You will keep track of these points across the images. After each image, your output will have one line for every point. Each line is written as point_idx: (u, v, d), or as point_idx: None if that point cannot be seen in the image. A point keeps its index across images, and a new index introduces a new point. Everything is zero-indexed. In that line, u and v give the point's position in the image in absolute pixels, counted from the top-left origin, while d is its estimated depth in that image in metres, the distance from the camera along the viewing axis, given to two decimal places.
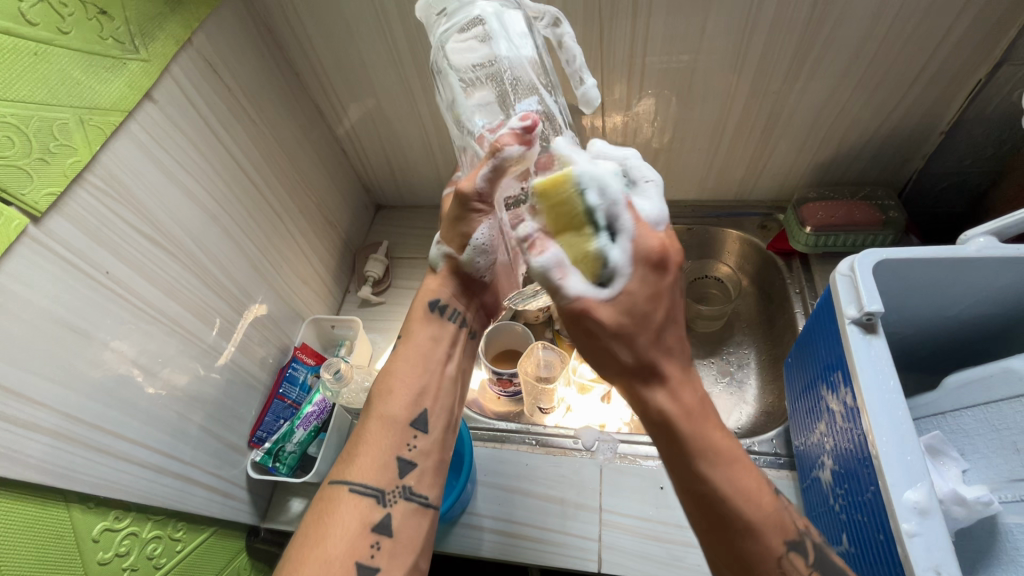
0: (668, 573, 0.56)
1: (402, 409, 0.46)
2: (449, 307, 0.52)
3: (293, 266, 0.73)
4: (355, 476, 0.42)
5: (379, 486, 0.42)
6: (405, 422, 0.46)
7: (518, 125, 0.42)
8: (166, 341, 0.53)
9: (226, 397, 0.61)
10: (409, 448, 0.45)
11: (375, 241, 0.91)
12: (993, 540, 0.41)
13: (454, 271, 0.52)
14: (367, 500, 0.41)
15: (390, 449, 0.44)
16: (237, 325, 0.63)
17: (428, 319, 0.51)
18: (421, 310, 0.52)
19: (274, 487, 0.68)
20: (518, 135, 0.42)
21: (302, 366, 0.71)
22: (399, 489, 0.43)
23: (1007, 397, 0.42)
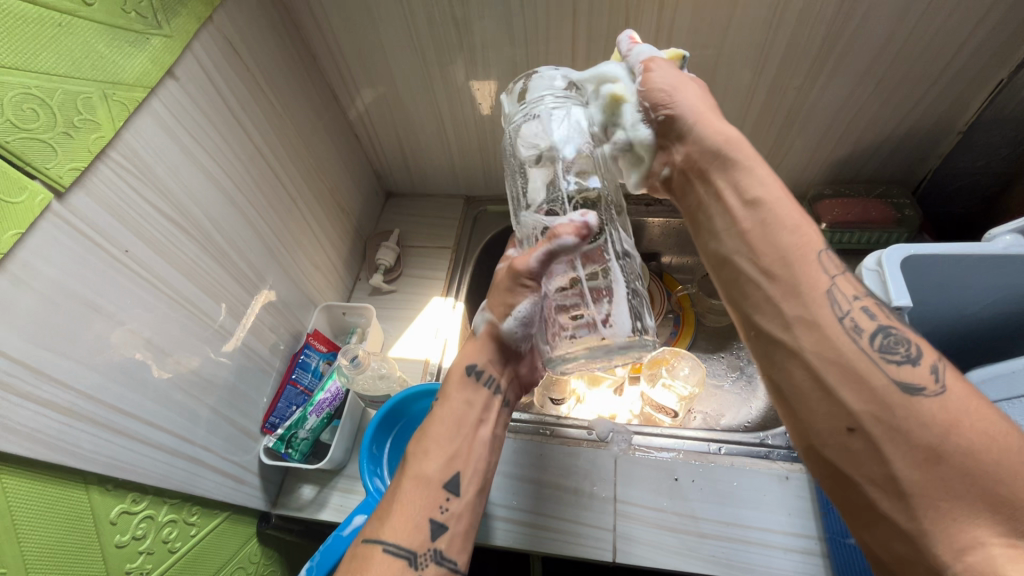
0: (682, 563, 0.56)
1: (434, 475, 0.46)
2: (483, 373, 0.52)
3: (306, 252, 0.72)
4: (388, 535, 0.43)
5: (411, 548, 0.42)
6: (438, 483, 0.46)
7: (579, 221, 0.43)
8: (183, 323, 0.52)
9: (238, 381, 0.61)
10: (442, 510, 0.45)
11: (386, 228, 0.90)
12: None
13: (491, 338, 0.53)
14: (400, 562, 0.42)
15: (424, 508, 0.45)
16: (249, 308, 0.62)
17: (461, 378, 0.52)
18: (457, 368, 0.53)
19: (285, 474, 0.68)
20: (579, 227, 0.43)
21: (314, 353, 0.70)
22: (432, 551, 0.43)
23: None
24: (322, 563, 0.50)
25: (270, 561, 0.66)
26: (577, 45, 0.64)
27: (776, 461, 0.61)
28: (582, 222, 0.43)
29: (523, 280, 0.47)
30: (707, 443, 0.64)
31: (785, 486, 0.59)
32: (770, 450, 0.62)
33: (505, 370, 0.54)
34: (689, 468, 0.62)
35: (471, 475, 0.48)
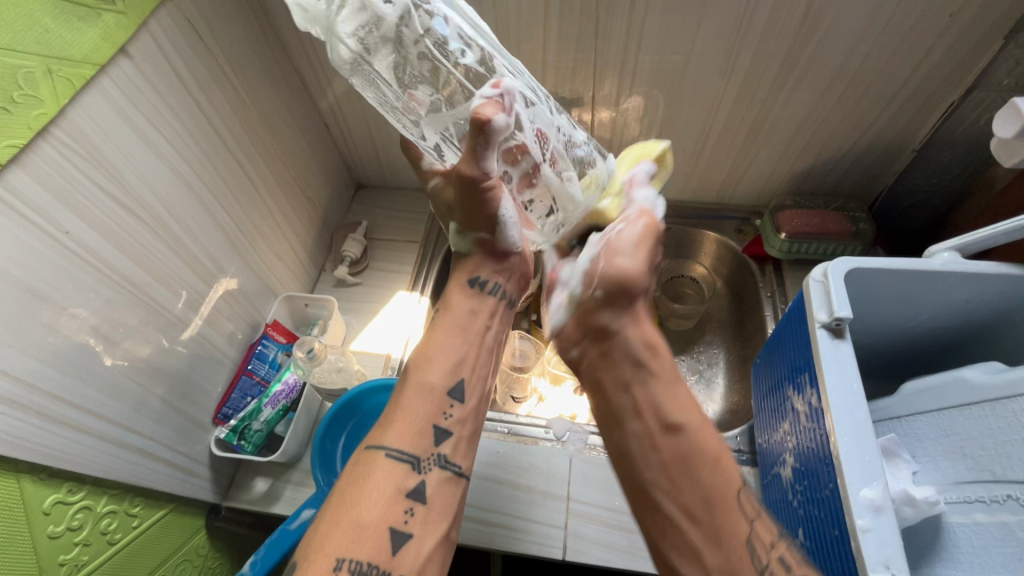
0: (630, 562, 0.57)
1: (438, 389, 0.48)
2: (487, 283, 0.55)
3: (268, 241, 0.71)
4: (391, 441, 0.45)
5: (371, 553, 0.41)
6: (443, 392, 0.48)
7: (490, 94, 0.41)
8: (131, 309, 0.51)
9: (189, 369, 0.59)
10: (446, 417, 0.48)
11: (354, 219, 0.89)
12: (935, 538, 0.43)
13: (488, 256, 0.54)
14: (403, 466, 0.44)
15: (427, 416, 0.47)
16: (206, 296, 0.61)
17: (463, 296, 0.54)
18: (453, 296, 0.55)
19: (238, 466, 0.66)
20: (497, 103, 0.41)
21: (272, 344, 0.69)
22: (434, 456, 0.46)
23: (958, 404, 0.44)
24: (266, 557, 0.49)
25: (219, 555, 0.65)
26: (548, 45, 0.64)
27: None
28: (499, 96, 0.41)
29: (483, 185, 0.47)
30: None
31: None
32: None
33: (510, 277, 0.56)
34: None
35: (474, 383, 0.51)
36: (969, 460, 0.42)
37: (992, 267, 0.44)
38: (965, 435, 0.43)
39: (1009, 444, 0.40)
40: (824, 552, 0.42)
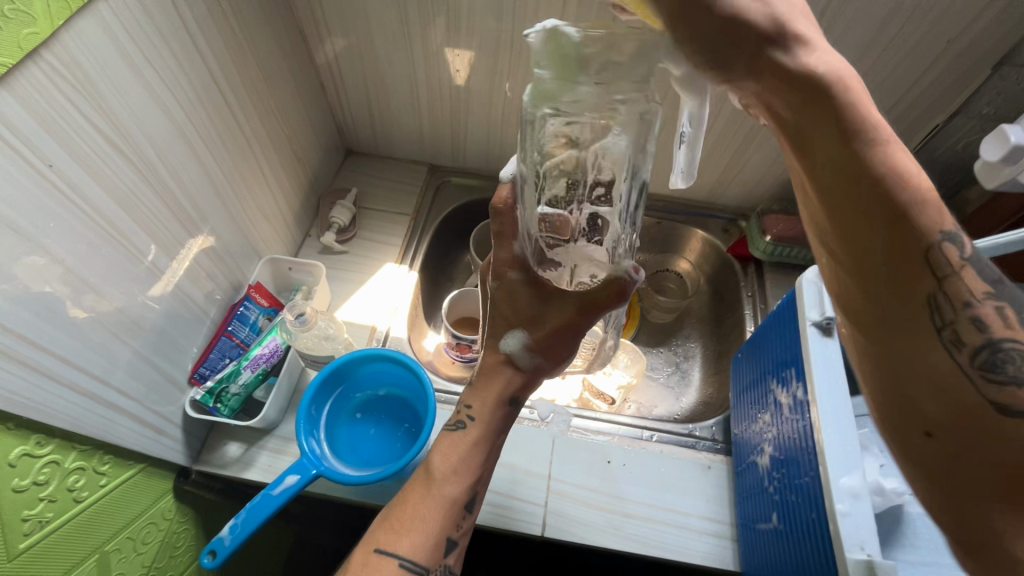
0: (607, 540, 0.59)
1: (459, 492, 0.45)
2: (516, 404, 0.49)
3: (257, 200, 0.68)
4: (406, 551, 0.42)
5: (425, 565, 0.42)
6: (460, 504, 0.45)
7: (630, 272, 0.40)
8: (111, 255, 0.48)
9: (167, 325, 0.56)
10: (459, 527, 0.46)
11: (343, 185, 0.86)
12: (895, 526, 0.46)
13: (514, 361, 0.47)
14: None
15: (442, 527, 0.44)
16: (184, 250, 0.57)
17: (480, 388, 0.48)
18: (471, 398, 0.48)
19: (210, 430, 0.64)
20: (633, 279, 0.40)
21: (254, 307, 0.66)
22: (440, 568, 0.44)
23: None
24: (247, 521, 0.48)
25: (185, 520, 0.63)
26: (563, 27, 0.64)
27: (700, 451, 0.65)
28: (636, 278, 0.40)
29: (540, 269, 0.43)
30: (641, 429, 0.67)
31: (708, 475, 0.63)
32: (697, 441, 0.66)
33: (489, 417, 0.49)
34: (622, 452, 0.64)
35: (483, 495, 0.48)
36: None
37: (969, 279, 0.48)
38: None
39: None
40: (797, 535, 0.45)
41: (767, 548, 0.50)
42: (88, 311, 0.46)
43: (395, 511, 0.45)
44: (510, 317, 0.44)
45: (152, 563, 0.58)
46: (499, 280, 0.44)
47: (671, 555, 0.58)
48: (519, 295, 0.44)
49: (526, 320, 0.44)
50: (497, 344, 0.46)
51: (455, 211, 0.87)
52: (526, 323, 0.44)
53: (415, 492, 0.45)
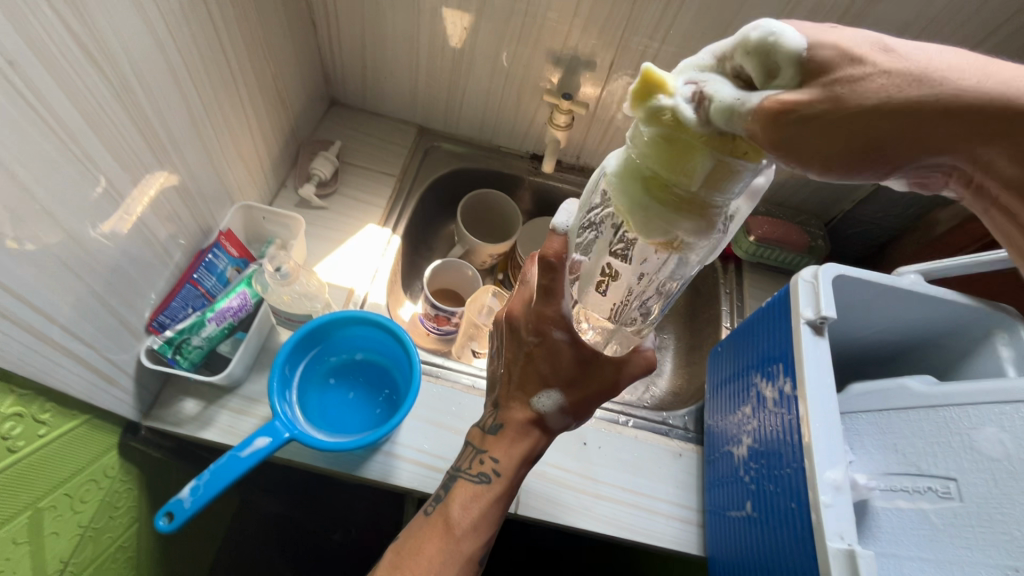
0: (578, 520, 0.59)
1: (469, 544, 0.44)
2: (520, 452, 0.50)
3: (235, 139, 0.62)
4: None
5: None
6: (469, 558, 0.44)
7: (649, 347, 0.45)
8: (72, 178, 0.42)
9: (128, 264, 0.51)
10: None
11: (325, 137, 0.81)
12: (860, 518, 0.49)
13: (541, 421, 0.46)
14: None
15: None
16: (138, 189, 0.50)
17: (507, 444, 0.45)
18: (492, 445, 0.46)
19: (164, 384, 0.59)
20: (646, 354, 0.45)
21: (223, 255, 0.61)
22: None
23: (898, 407, 0.51)
24: (211, 483, 0.45)
25: (127, 479, 0.58)
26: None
27: (673, 439, 0.66)
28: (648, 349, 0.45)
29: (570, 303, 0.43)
30: (618, 414, 0.67)
31: (678, 462, 0.64)
32: (669, 428, 0.67)
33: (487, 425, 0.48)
34: (598, 434, 0.65)
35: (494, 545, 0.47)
36: (899, 454, 0.49)
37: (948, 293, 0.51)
38: (901, 434, 0.49)
39: (936, 445, 0.47)
40: (773, 522, 0.46)
41: (737, 534, 0.52)
42: (43, 236, 0.41)
43: (405, 559, 0.43)
44: (547, 377, 0.43)
45: (89, 524, 0.53)
46: (540, 337, 0.42)
47: (639, 537, 0.59)
48: (559, 359, 0.42)
49: (564, 381, 0.43)
50: (526, 399, 0.45)
51: (441, 178, 0.84)
52: (562, 384, 0.43)
53: (432, 543, 0.43)
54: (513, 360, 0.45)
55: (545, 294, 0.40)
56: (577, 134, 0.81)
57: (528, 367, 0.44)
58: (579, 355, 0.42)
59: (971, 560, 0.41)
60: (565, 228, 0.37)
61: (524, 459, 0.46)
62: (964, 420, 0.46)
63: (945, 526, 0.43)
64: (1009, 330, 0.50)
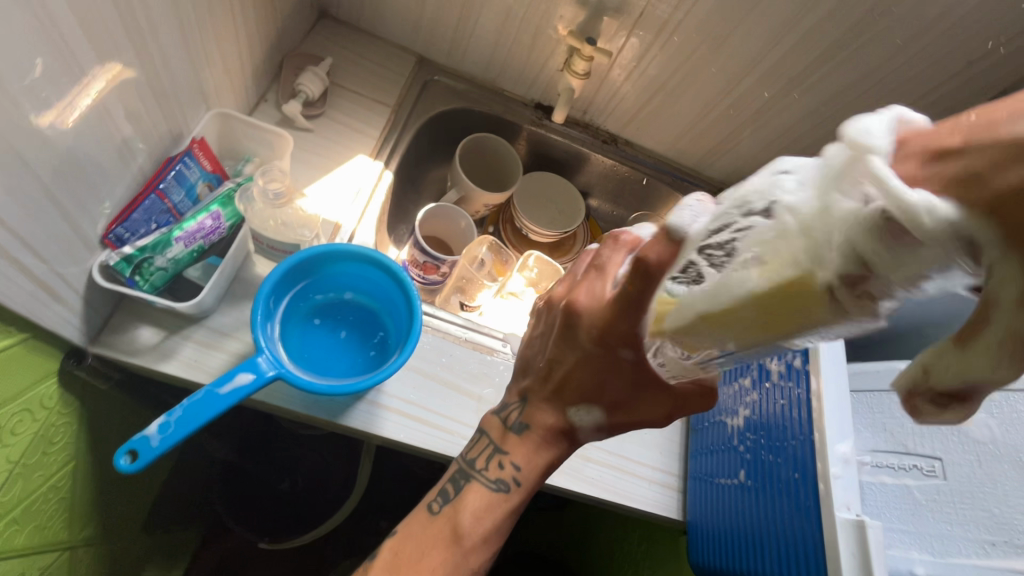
0: (564, 481, 0.58)
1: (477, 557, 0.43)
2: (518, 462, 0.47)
3: (218, 32, 0.53)
4: None
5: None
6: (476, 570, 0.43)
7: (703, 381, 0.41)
8: (30, 43, 0.34)
9: (86, 162, 0.42)
10: None
11: (313, 50, 0.71)
12: None
13: (570, 432, 0.44)
14: None
15: None
16: (92, 77, 0.40)
17: (531, 449, 0.44)
18: (513, 448, 0.44)
19: (115, 306, 0.51)
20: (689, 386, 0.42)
21: (195, 167, 0.53)
22: None
23: (889, 389, 0.53)
24: (184, 421, 0.40)
25: (66, 411, 0.50)
26: None
27: None
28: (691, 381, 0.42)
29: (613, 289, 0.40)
30: None
31: (663, 429, 0.64)
32: None
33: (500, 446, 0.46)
34: None
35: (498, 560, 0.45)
36: (887, 434, 0.51)
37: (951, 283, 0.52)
38: (890, 414, 0.52)
39: (925, 426, 0.49)
40: (769, 491, 0.47)
41: (724, 501, 0.52)
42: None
43: (405, 565, 0.42)
44: (596, 390, 0.41)
45: (19, 459, 0.46)
46: (603, 350, 0.39)
47: (622, 500, 0.59)
48: (614, 379, 0.40)
49: (611, 402, 0.41)
50: (562, 408, 0.43)
51: (438, 116, 0.77)
52: (604, 404, 0.42)
53: (434, 554, 0.42)
54: (561, 359, 0.41)
55: (626, 307, 0.36)
56: (589, 87, 0.77)
57: (578, 372, 0.41)
58: (636, 378, 0.40)
59: (951, 534, 0.43)
60: (686, 233, 0.30)
61: (547, 467, 0.45)
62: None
63: (928, 502, 0.45)
64: None
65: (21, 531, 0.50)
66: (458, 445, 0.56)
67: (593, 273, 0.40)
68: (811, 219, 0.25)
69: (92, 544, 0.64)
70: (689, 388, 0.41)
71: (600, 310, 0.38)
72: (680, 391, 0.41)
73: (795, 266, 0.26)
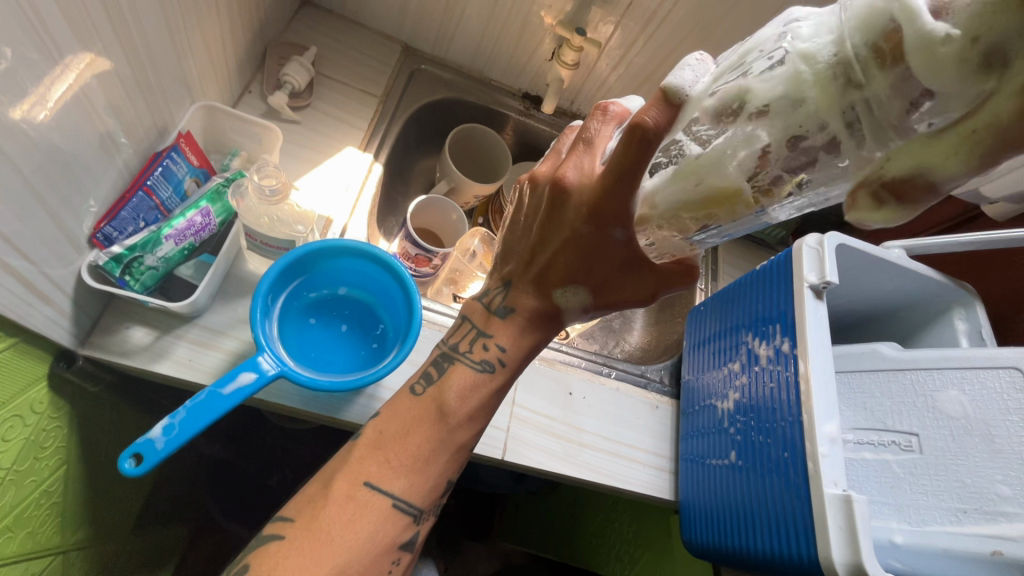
0: (561, 467, 0.60)
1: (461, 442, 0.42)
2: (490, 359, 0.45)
3: (201, 22, 0.52)
4: (400, 490, 0.39)
5: (419, 507, 0.40)
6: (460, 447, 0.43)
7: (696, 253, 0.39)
8: (13, 36, 0.32)
9: (72, 159, 0.41)
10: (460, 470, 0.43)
11: (297, 40, 0.70)
12: None
13: (556, 313, 0.43)
14: (405, 519, 0.40)
15: (444, 469, 0.42)
16: (63, 70, 0.38)
17: (515, 332, 0.44)
18: (497, 330, 0.44)
19: (104, 307, 0.50)
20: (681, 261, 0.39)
21: (182, 162, 0.52)
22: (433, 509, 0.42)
23: (869, 369, 0.56)
24: (187, 423, 0.39)
25: (57, 416, 0.49)
26: None
27: (650, 392, 0.69)
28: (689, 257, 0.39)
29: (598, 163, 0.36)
30: (601, 366, 0.68)
31: (655, 413, 0.67)
32: (647, 382, 0.69)
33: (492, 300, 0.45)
34: (582, 385, 0.65)
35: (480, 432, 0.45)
36: (867, 412, 0.54)
37: (924, 269, 0.55)
38: (870, 393, 0.55)
39: (902, 404, 0.52)
40: (760, 470, 0.49)
41: (716, 481, 0.55)
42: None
43: (390, 442, 0.40)
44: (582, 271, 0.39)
45: (11, 466, 0.45)
46: (593, 229, 0.36)
47: (617, 483, 0.61)
48: (602, 258, 0.38)
49: (594, 282, 0.39)
50: (547, 291, 0.42)
51: (426, 106, 0.77)
52: (591, 283, 0.40)
53: (420, 429, 0.41)
54: (546, 241, 0.39)
55: (622, 176, 0.33)
56: (576, 77, 0.77)
57: (564, 253, 0.39)
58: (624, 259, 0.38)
59: (929, 503, 0.46)
60: (687, 94, 0.29)
61: (530, 348, 0.44)
62: (930, 382, 0.51)
63: (907, 474, 0.48)
64: (966, 306, 0.55)
65: (13, 539, 0.49)
66: None
67: (581, 148, 0.36)
68: (823, 61, 0.25)
69: (83, 548, 0.63)
70: (672, 265, 0.38)
71: (588, 189, 0.35)
72: (664, 268, 0.39)
73: (812, 116, 0.26)
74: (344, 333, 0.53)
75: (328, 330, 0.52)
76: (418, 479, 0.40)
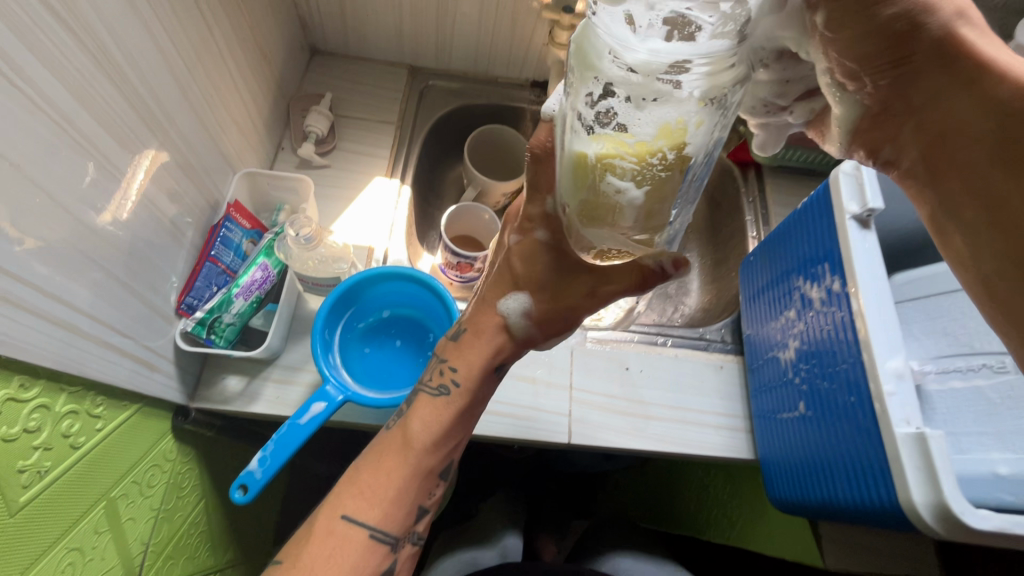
0: (629, 441, 0.60)
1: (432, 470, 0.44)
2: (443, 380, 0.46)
3: (225, 102, 0.58)
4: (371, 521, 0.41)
5: (395, 535, 0.42)
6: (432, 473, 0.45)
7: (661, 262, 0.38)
8: (76, 164, 0.39)
9: (148, 249, 0.49)
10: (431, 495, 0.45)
11: (314, 90, 0.76)
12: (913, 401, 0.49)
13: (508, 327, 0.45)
14: (382, 547, 0.42)
15: (415, 497, 0.44)
16: (129, 172, 0.45)
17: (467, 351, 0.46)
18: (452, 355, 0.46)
19: (203, 364, 0.58)
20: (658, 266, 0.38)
21: (236, 228, 0.59)
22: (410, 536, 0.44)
23: (947, 291, 0.51)
24: (277, 452, 0.45)
25: (187, 460, 0.58)
26: None
27: (712, 353, 0.67)
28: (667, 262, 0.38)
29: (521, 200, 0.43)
30: (656, 336, 0.68)
31: (720, 374, 0.65)
32: (708, 343, 0.68)
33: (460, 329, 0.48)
34: (638, 359, 0.65)
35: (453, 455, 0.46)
36: (950, 337, 0.49)
37: None
38: (951, 316, 0.50)
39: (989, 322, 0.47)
40: (830, 418, 0.47)
41: (789, 435, 0.53)
42: (53, 230, 0.38)
43: (364, 474, 0.43)
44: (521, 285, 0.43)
45: (161, 505, 0.55)
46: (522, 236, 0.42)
47: (690, 449, 0.61)
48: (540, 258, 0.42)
49: (533, 284, 0.43)
50: (494, 301, 0.45)
51: (440, 119, 0.80)
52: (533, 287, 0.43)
53: (391, 458, 0.43)
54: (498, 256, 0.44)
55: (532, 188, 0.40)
56: None
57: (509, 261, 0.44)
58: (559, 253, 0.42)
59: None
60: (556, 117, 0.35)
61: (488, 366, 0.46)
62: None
63: (1002, 400, 0.44)
64: None
65: (177, 563, 0.59)
66: (523, 426, 0.60)
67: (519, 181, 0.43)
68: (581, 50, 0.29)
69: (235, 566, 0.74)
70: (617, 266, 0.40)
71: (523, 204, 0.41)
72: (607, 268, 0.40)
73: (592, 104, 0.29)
74: (400, 351, 0.57)
75: (385, 349, 0.57)
76: (391, 510, 0.42)
